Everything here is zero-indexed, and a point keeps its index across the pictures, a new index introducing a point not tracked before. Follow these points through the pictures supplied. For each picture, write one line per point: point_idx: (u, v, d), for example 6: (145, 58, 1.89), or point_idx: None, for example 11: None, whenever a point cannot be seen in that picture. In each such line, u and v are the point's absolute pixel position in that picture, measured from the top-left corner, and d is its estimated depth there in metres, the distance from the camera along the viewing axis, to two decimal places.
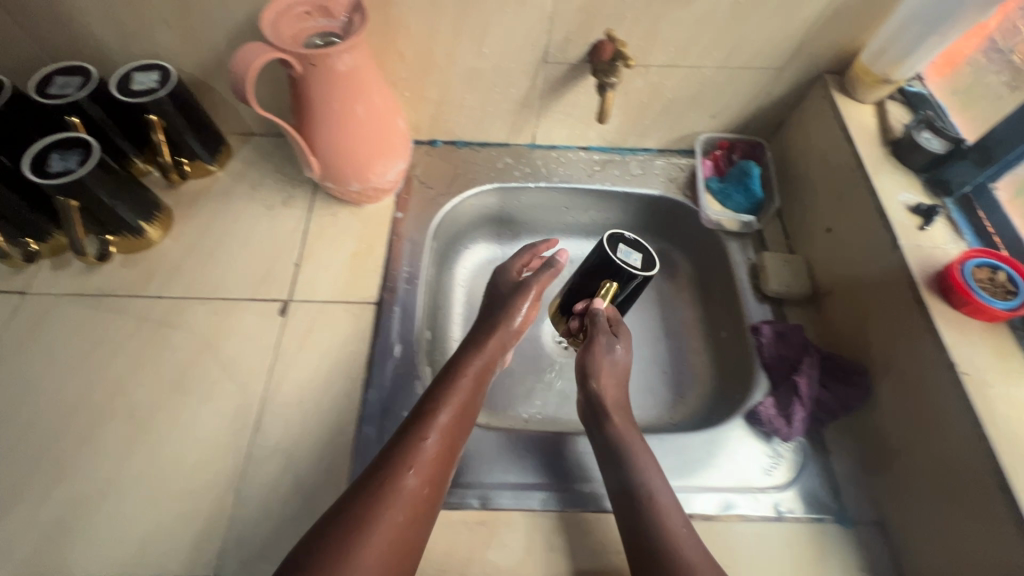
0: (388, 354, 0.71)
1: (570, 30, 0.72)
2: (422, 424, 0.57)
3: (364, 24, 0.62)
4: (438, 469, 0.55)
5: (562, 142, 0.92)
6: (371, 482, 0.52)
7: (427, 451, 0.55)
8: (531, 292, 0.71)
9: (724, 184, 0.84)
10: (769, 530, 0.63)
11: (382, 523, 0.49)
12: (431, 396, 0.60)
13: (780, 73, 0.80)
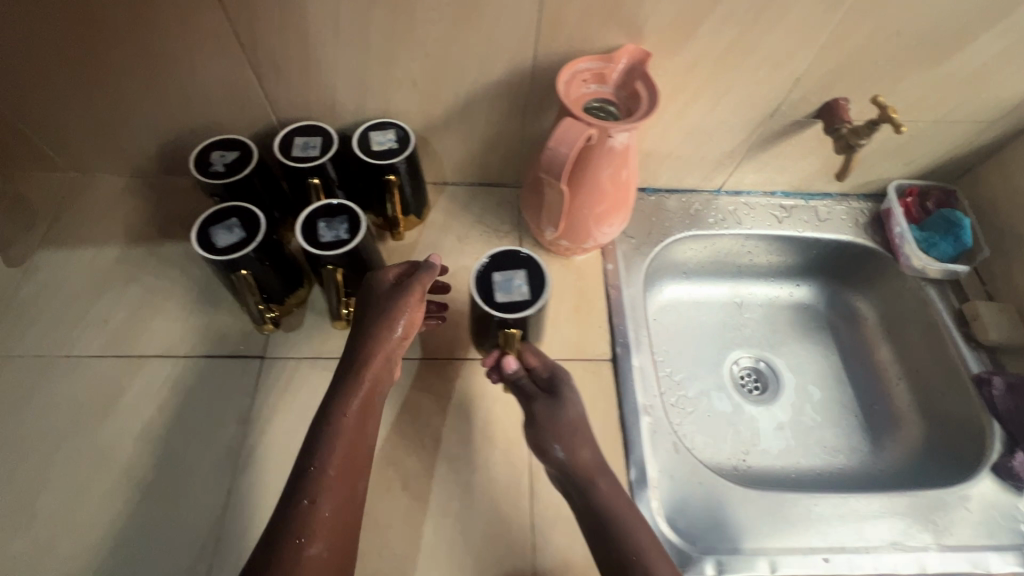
0: (644, 414, 0.71)
1: (810, 91, 0.72)
2: (321, 487, 0.53)
3: (648, 92, 0.61)
4: (339, 529, 0.53)
5: (748, 188, 0.93)
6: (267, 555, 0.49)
7: (321, 521, 0.52)
8: (413, 295, 0.64)
9: (926, 233, 0.85)
10: None
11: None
12: (337, 451, 0.56)
13: (990, 125, 0.81)
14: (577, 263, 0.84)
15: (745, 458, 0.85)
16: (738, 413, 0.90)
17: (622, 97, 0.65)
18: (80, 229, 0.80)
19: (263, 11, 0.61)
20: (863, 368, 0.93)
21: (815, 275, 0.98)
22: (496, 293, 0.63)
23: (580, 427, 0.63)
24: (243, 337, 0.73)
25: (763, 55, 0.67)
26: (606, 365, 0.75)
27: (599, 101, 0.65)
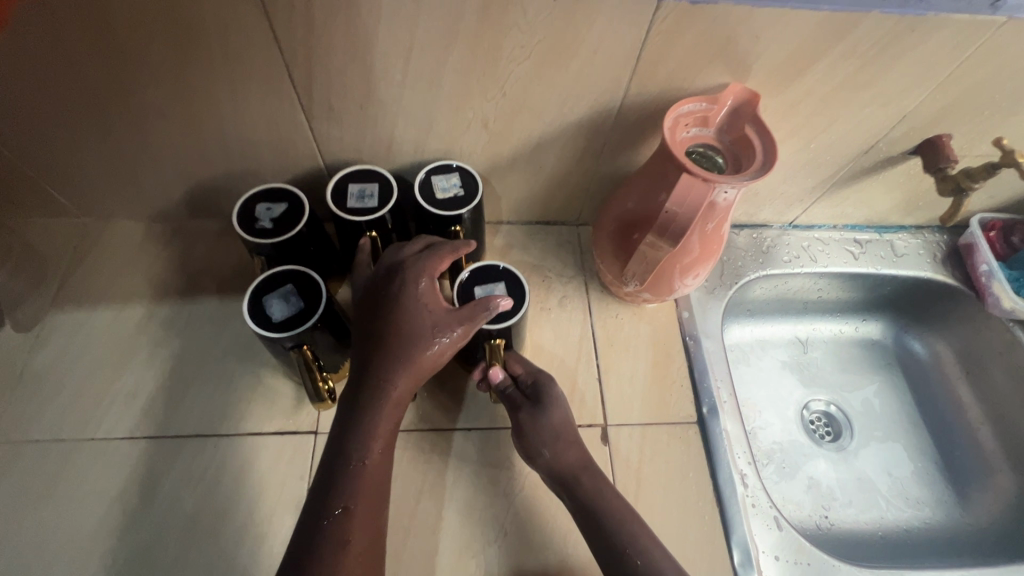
0: (743, 486, 0.65)
1: (914, 128, 0.66)
2: (347, 525, 0.47)
3: (766, 145, 0.55)
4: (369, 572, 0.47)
5: (820, 222, 0.87)
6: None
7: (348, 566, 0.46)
8: (462, 311, 0.54)
9: (1016, 271, 0.81)
10: None
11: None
12: (364, 483, 0.49)
13: None
14: (650, 310, 0.77)
15: (829, 516, 0.79)
16: (817, 468, 0.83)
17: (726, 142, 0.59)
18: (98, 284, 0.71)
19: (323, 48, 0.53)
20: (942, 412, 0.87)
21: (886, 311, 0.93)
22: (478, 304, 0.58)
23: (563, 430, 0.61)
24: (293, 409, 0.64)
25: (875, 92, 0.61)
26: (694, 428, 0.69)
27: (700, 146, 0.60)
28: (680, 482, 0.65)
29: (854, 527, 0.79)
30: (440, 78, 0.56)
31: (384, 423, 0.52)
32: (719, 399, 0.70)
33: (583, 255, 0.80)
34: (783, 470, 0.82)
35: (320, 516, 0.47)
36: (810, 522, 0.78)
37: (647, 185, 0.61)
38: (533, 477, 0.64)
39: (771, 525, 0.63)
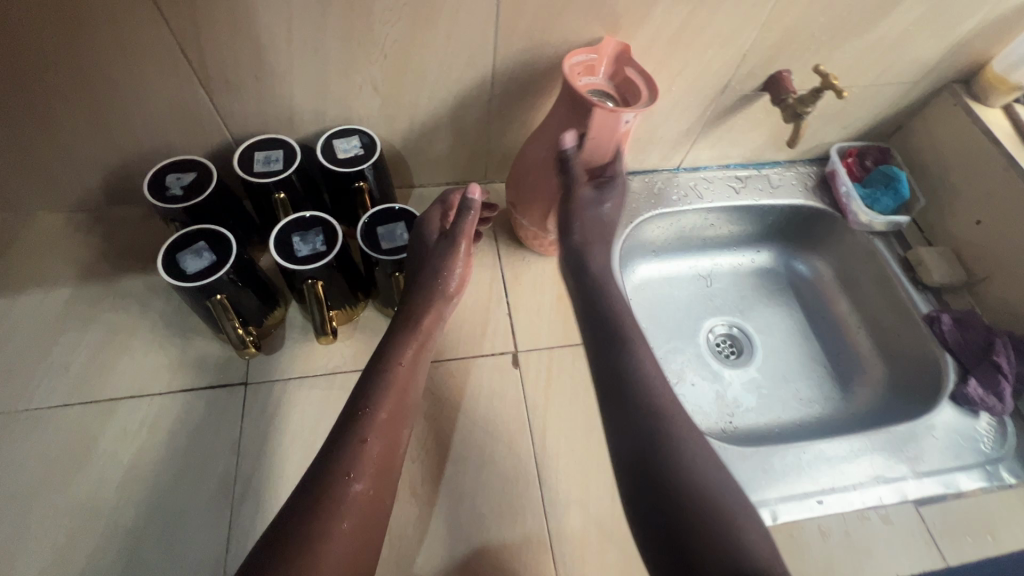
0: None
1: (757, 65, 0.76)
2: (367, 427, 0.56)
3: (648, 78, 0.66)
4: (381, 471, 0.55)
5: (706, 164, 0.98)
6: (315, 485, 0.51)
7: (364, 460, 0.54)
8: (460, 244, 0.67)
9: (869, 189, 0.92)
10: (952, 505, 0.70)
11: (332, 537, 0.49)
12: (390, 395, 0.59)
13: (915, 85, 0.88)
14: None
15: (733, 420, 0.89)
16: (720, 379, 0.93)
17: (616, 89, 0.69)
18: (23, 273, 0.74)
19: (210, 22, 0.58)
20: (828, 324, 0.98)
21: (775, 239, 1.03)
22: (382, 243, 0.66)
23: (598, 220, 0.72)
24: (222, 365, 0.69)
25: (712, 33, 0.70)
26: None
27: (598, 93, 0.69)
28: (584, 392, 0.73)
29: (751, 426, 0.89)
30: (325, 44, 0.62)
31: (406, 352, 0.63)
32: None
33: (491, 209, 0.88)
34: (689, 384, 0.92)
35: (349, 417, 0.56)
36: (711, 425, 0.88)
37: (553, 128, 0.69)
38: (451, 401, 0.71)
39: None
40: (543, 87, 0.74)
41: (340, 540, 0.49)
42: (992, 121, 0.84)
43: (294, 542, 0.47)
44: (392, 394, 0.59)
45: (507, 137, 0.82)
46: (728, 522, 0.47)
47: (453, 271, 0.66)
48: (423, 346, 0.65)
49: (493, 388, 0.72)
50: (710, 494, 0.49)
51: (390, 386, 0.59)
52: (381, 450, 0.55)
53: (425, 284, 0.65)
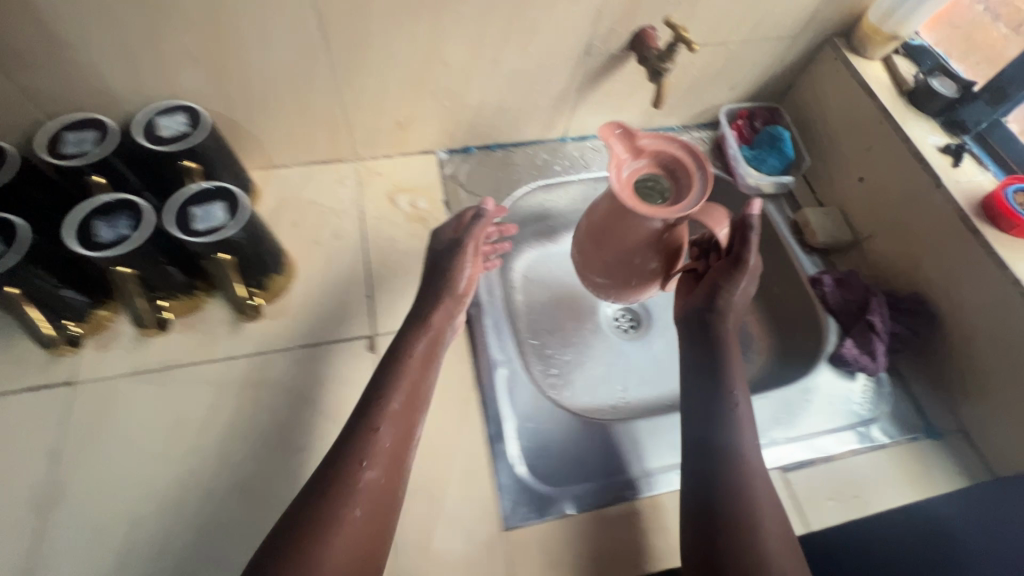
0: (500, 373, 0.71)
1: (615, 21, 0.72)
2: (379, 417, 0.58)
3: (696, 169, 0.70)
4: (393, 460, 0.56)
5: (593, 132, 0.93)
6: (328, 474, 0.54)
7: (383, 450, 0.56)
8: (470, 248, 0.71)
9: (756, 150, 0.89)
10: (826, 471, 0.68)
11: (348, 523, 0.51)
12: (401, 385, 0.61)
13: (795, 40, 0.84)
14: (425, 229, 0.81)
15: (623, 396, 0.87)
16: (609, 355, 0.90)
17: (656, 162, 0.72)
18: None
19: None
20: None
21: None
22: (196, 224, 0.59)
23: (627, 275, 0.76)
24: (46, 364, 0.65)
25: None
26: (460, 327, 0.74)
27: (652, 172, 0.73)
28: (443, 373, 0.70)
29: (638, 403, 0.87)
30: (117, 7, 0.57)
31: (420, 344, 0.65)
32: (484, 298, 0.76)
33: (360, 188, 0.83)
34: (576, 363, 0.89)
35: (365, 404, 0.59)
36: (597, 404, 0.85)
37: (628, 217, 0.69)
38: (297, 391, 0.67)
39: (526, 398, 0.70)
40: (385, 52, 0.69)
41: (353, 528, 0.51)
42: (869, 75, 0.81)
43: (297, 530, 0.50)
44: (407, 385, 0.61)
45: (364, 109, 0.77)
46: (756, 511, 0.57)
47: (464, 271, 0.70)
48: (441, 333, 0.67)
49: (345, 374, 0.68)
50: (755, 515, 0.57)
51: (401, 379, 0.61)
52: (393, 437, 0.57)
53: (433, 286, 0.69)
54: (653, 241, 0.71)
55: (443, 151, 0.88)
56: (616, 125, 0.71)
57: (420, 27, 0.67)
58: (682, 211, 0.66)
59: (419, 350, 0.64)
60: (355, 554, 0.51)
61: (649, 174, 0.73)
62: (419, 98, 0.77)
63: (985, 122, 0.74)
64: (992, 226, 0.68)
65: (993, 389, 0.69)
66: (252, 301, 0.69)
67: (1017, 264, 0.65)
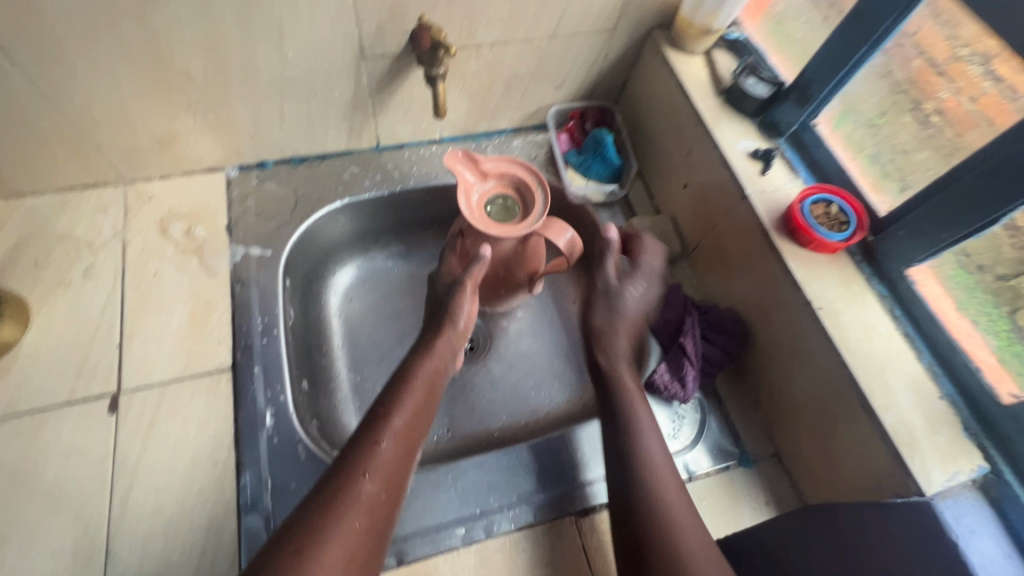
0: (266, 426, 0.62)
1: (381, 20, 0.63)
2: (383, 430, 0.55)
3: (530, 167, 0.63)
4: (397, 473, 0.53)
5: (410, 139, 0.84)
6: (328, 486, 0.50)
7: (381, 468, 0.52)
8: (468, 288, 0.64)
9: (582, 156, 0.83)
10: None
11: (341, 534, 0.47)
12: (409, 402, 0.58)
13: (613, 33, 0.77)
14: (199, 261, 0.71)
15: (447, 427, 0.77)
16: None
17: (505, 182, 0.64)
18: None
19: None
20: (573, 317, 0.87)
21: None
22: None
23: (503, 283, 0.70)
24: None
25: None
26: (226, 376, 0.65)
27: (501, 193, 0.64)
28: (195, 434, 0.61)
29: (461, 440, 0.76)
30: None
31: (430, 361, 0.62)
32: (257, 340, 0.67)
33: (126, 215, 0.73)
34: None
35: (366, 425, 0.56)
36: None
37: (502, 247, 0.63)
38: (9, 469, 0.57)
39: (294, 456, 0.61)
40: (98, 63, 0.58)
41: (346, 537, 0.47)
42: (687, 72, 0.75)
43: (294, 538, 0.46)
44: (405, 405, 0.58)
45: (105, 127, 0.66)
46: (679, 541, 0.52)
47: (463, 308, 0.64)
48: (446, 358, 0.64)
49: (74, 442, 0.59)
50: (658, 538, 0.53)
51: (411, 393, 0.59)
52: (396, 454, 0.54)
53: (434, 314, 0.66)
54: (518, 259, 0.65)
55: (232, 169, 0.78)
56: (451, 153, 0.63)
57: (130, 33, 0.56)
58: (528, 228, 0.60)
59: (429, 366, 0.62)
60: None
61: (501, 193, 0.64)
62: (171, 112, 0.67)
63: (795, 124, 0.68)
64: (792, 241, 0.63)
65: (797, 414, 0.65)
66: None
67: (811, 283, 0.60)
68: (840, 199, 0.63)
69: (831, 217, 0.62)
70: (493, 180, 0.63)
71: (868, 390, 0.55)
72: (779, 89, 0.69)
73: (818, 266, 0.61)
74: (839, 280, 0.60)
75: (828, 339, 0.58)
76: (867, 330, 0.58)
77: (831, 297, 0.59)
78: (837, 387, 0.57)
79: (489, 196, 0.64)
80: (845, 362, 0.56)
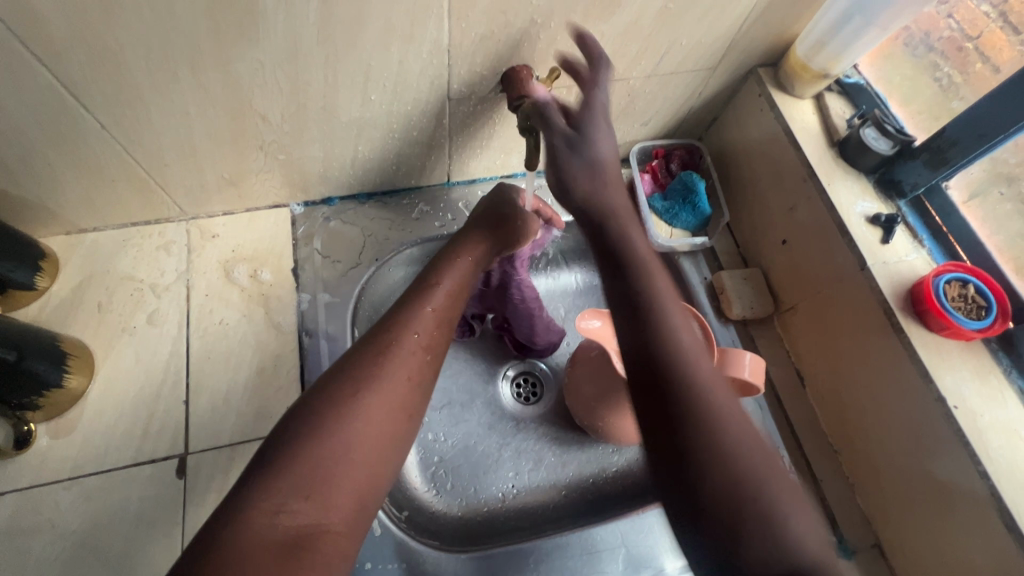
0: None
1: (474, 62, 0.58)
2: (430, 292, 0.57)
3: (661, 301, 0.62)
4: (437, 337, 0.55)
5: (482, 174, 0.78)
6: (376, 341, 0.52)
7: (422, 329, 0.54)
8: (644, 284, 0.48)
9: (668, 202, 0.77)
10: None
11: (386, 385, 0.49)
12: (450, 279, 0.59)
13: (713, 72, 0.70)
14: (265, 311, 0.67)
15: (514, 483, 0.74)
16: (503, 439, 0.77)
17: None
18: None
19: None
20: None
21: (587, 257, 0.85)
22: None
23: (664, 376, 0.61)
24: None
25: (379, 23, 0.51)
26: None
27: None
28: None
29: (523, 507, 0.73)
30: None
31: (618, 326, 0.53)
32: None
33: (189, 255, 0.69)
34: (461, 450, 0.76)
35: (414, 289, 0.57)
36: (479, 497, 0.73)
37: None
38: (78, 537, 0.55)
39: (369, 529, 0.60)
40: (173, 108, 0.54)
41: (393, 384, 0.49)
42: (796, 120, 0.68)
43: (344, 380, 0.48)
44: (446, 281, 0.58)
45: (173, 168, 0.62)
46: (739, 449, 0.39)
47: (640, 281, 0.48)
48: (485, 258, 0.64)
49: (142, 509, 0.56)
50: (742, 513, 0.37)
51: (454, 270, 0.60)
52: (432, 325, 0.55)
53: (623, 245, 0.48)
54: None
55: (297, 205, 0.74)
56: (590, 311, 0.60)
57: (210, 79, 0.52)
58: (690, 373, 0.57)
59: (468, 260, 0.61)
60: (387, 424, 0.48)
61: None
62: (242, 153, 0.62)
63: (923, 186, 0.61)
64: (920, 323, 0.57)
65: (912, 509, 0.58)
66: (26, 426, 0.57)
67: (943, 375, 0.54)
68: (975, 278, 0.57)
69: (968, 300, 0.56)
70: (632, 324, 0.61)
71: (1013, 508, 0.49)
72: (906, 146, 0.62)
73: (950, 355, 0.55)
74: (974, 373, 0.55)
75: (963, 443, 0.52)
76: (1007, 433, 0.52)
77: (966, 393, 0.54)
78: (968, 496, 0.52)
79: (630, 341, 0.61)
80: (985, 472, 0.51)
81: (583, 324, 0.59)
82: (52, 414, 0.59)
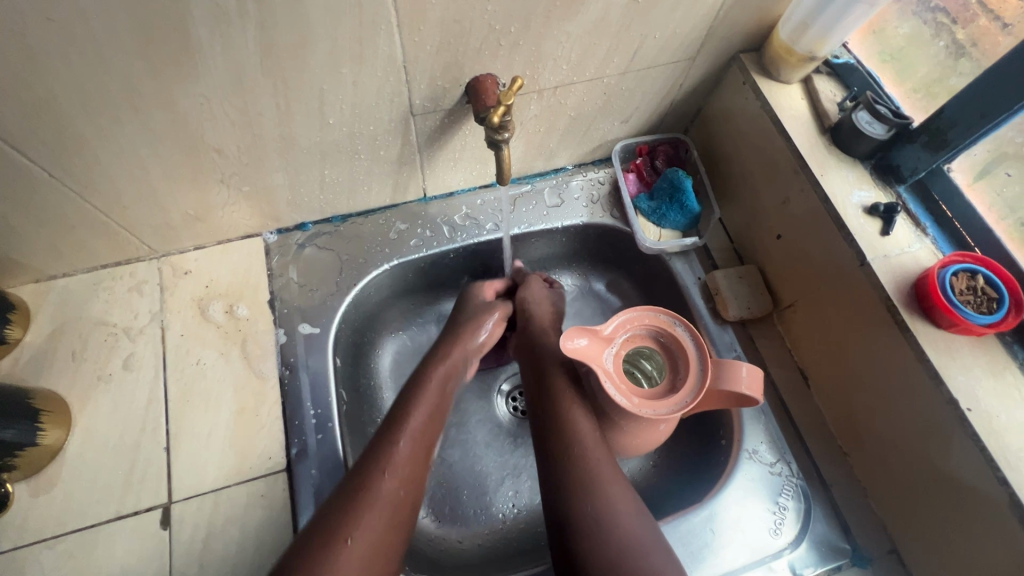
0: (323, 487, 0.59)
1: (434, 75, 0.55)
2: (409, 423, 0.55)
3: (649, 311, 0.59)
4: (415, 471, 0.53)
5: (460, 186, 0.75)
6: (347, 489, 0.50)
7: (394, 468, 0.51)
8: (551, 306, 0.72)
9: (655, 203, 0.75)
10: None
11: (362, 529, 0.47)
12: (424, 402, 0.58)
13: (692, 62, 0.65)
14: (242, 349, 0.65)
15: (513, 503, 0.72)
16: (501, 456, 0.75)
17: (631, 334, 0.59)
18: None
19: None
20: None
21: (577, 262, 0.81)
22: None
23: (659, 392, 0.57)
24: None
25: (326, 45, 0.48)
26: (281, 477, 0.60)
27: (633, 345, 0.59)
28: (253, 548, 0.56)
29: (527, 526, 0.71)
30: None
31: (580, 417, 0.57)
32: (312, 437, 0.62)
33: (162, 294, 0.67)
34: (457, 472, 0.73)
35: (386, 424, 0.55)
36: (480, 520, 0.71)
37: (655, 402, 0.55)
38: None
39: None
40: (121, 149, 0.51)
41: (370, 530, 0.47)
42: (784, 107, 0.64)
43: (319, 534, 0.46)
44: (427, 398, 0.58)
45: (133, 209, 0.60)
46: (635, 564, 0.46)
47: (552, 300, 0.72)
48: (456, 373, 0.63)
49: (129, 563, 0.55)
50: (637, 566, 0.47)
51: (425, 394, 0.59)
52: (403, 462, 0.52)
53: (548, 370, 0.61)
54: (664, 395, 0.56)
55: (270, 233, 0.72)
56: (576, 327, 0.57)
57: (153, 117, 0.49)
58: (689, 397, 0.54)
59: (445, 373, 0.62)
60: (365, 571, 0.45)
61: (628, 343, 0.59)
62: (202, 187, 0.60)
63: (923, 171, 0.58)
64: (927, 320, 0.53)
65: (927, 515, 0.55)
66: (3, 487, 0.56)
67: (954, 376, 0.51)
68: (986, 268, 0.53)
69: (977, 293, 0.52)
70: (619, 337, 0.58)
71: None
72: (903, 129, 0.58)
73: (959, 352, 0.52)
74: (985, 369, 0.51)
75: (980, 450, 0.49)
76: None
77: (979, 392, 0.50)
78: (988, 507, 0.49)
79: (619, 355, 0.58)
80: (1006, 480, 0.47)
81: (569, 343, 0.55)
82: (29, 471, 0.57)
